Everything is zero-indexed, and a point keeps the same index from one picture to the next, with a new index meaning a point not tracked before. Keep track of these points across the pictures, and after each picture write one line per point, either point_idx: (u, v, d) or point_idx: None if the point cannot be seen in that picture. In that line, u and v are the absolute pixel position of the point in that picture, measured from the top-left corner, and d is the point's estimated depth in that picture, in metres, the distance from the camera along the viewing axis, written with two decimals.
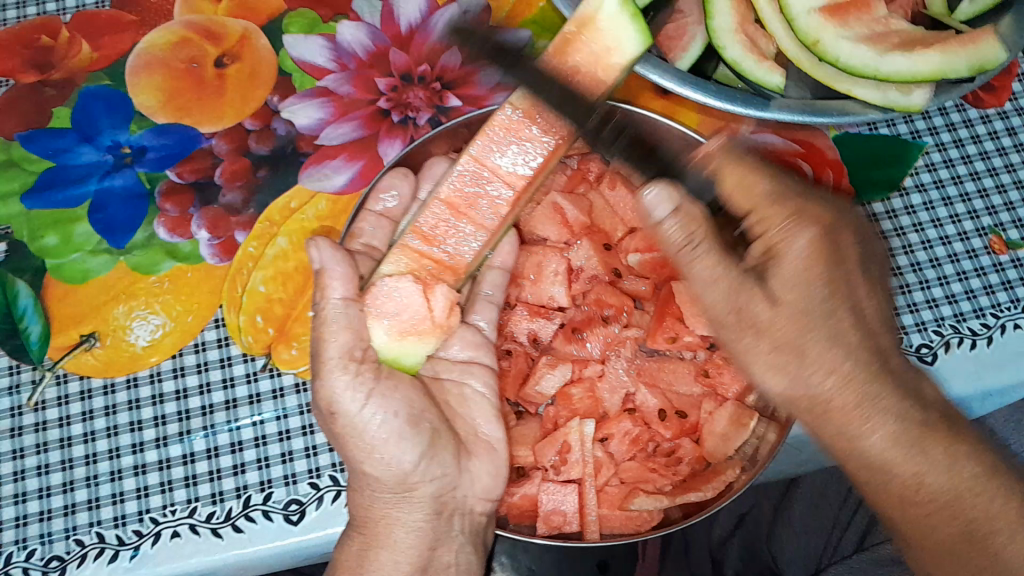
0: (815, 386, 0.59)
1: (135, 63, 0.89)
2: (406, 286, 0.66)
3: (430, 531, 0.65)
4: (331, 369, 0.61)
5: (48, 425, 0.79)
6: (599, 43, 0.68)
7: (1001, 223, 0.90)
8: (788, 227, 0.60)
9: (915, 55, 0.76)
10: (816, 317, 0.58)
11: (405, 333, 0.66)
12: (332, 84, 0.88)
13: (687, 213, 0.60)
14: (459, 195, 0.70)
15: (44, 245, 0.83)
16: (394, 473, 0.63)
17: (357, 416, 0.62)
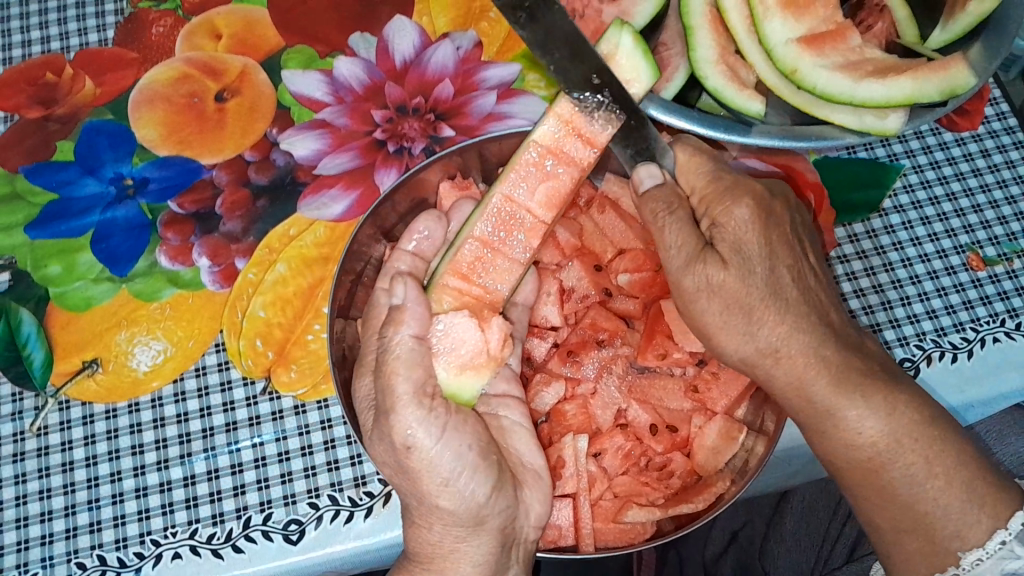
0: (762, 341, 0.65)
1: (138, 98, 0.92)
2: (464, 321, 0.65)
3: (495, 562, 0.64)
4: (403, 406, 0.60)
5: (50, 450, 0.80)
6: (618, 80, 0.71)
7: (978, 241, 0.93)
8: (727, 199, 0.67)
9: (889, 81, 0.79)
10: (757, 281, 0.64)
11: (465, 367, 0.64)
12: (329, 116, 0.91)
13: (661, 194, 0.67)
14: (493, 231, 0.70)
15: (47, 274, 0.85)
16: (468, 508, 0.61)
17: (432, 450, 0.60)
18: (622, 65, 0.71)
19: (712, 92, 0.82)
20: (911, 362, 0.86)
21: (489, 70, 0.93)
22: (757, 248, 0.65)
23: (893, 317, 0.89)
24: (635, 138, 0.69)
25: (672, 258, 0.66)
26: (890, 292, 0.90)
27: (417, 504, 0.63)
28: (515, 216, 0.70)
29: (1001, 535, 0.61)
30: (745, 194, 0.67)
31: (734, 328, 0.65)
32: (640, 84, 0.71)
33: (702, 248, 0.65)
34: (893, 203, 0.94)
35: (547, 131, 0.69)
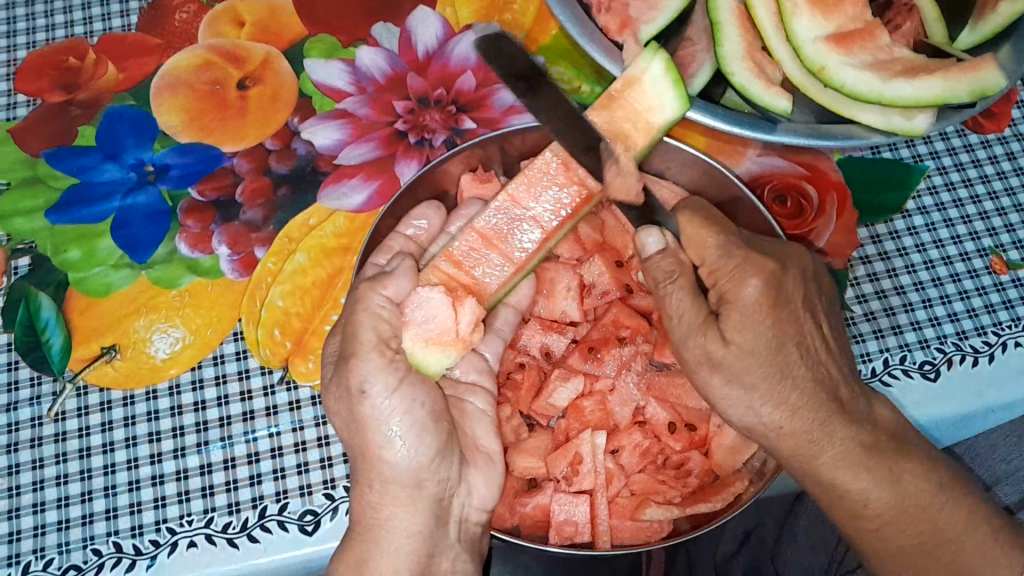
0: (764, 415, 0.64)
1: (159, 84, 0.92)
2: (438, 296, 0.65)
3: (428, 536, 0.65)
4: (365, 353, 0.62)
5: (67, 435, 0.80)
6: (643, 103, 0.71)
7: (1002, 245, 0.91)
8: (738, 274, 0.64)
9: (918, 80, 0.78)
10: (765, 356, 0.63)
11: (430, 341, 0.65)
12: (350, 107, 0.91)
13: (661, 262, 0.64)
14: (495, 227, 0.71)
15: (68, 259, 0.85)
16: (408, 471, 0.63)
17: (384, 401, 0.62)
18: (648, 93, 0.71)
19: (738, 88, 0.81)
20: (932, 365, 0.85)
21: None
22: (768, 321, 0.63)
23: (914, 319, 0.88)
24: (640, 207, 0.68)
25: (675, 327, 0.65)
26: (911, 294, 0.89)
27: (361, 463, 0.65)
28: (517, 215, 0.72)
29: None
30: (761, 270, 0.64)
31: (737, 401, 0.64)
32: (664, 113, 0.71)
33: (705, 318, 0.64)
34: (916, 205, 0.93)
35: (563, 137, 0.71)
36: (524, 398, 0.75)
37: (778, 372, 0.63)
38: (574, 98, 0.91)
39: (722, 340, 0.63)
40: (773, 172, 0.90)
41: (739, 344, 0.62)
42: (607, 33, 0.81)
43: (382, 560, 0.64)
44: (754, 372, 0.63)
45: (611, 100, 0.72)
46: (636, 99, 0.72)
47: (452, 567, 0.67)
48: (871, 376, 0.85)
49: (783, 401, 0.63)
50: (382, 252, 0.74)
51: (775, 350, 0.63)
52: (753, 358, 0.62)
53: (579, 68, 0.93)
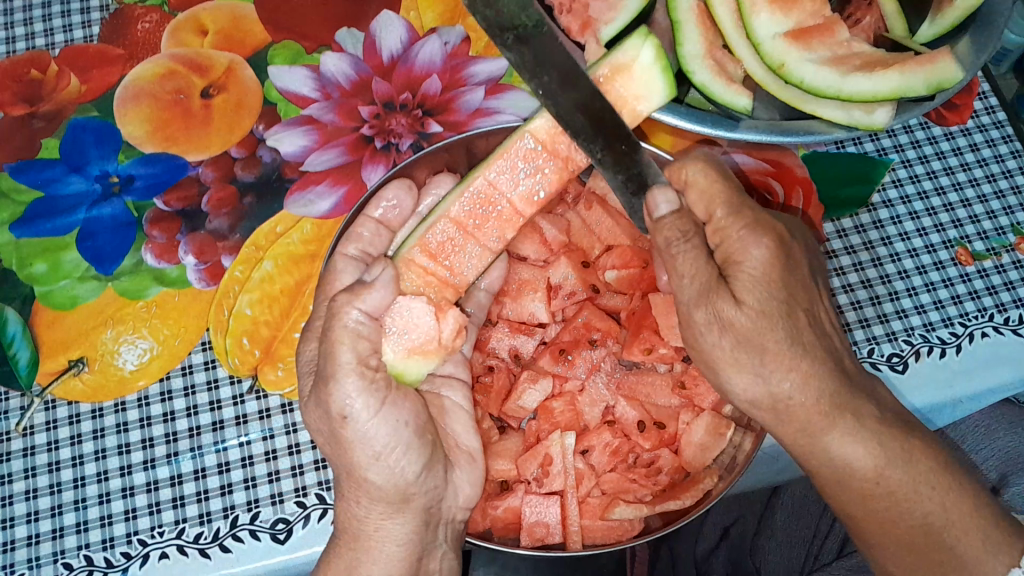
0: (775, 385, 0.64)
1: (123, 94, 0.91)
2: (419, 306, 0.66)
3: (417, 542, 0.66)
4: (344, 375, 0.60)
5: (36, 450, 0.79)
6: (629, 90, 0.72)
7: (967, 236, 0.93)
8: (747, 238, 0.64)
9: (876, 75, 0.79)
10: (775, 321, 0.62)
11: (412, 351, 0.64)
12: (316, 113, 0.90)
13: (674, 223, 0.65)
14: (468, 213, 0.71)
15: (33, 273, 0.84)
16: (393, 486, 0.63)
17: (367, 423, 0.61)
18: (636, 80, 0.72)
19: (699, 87, 0.81)
20: (900, 357, 0.86)
21: (478, 66, 0.92)
22: (774, 292, 0.63)
23: (881, 312, 0.89)
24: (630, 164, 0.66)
25: (684, 288, 0.64)
26: (878, 287, 0.90)
27: (345, 478, 0.64)
28: (494, 201, 0.71)
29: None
30: (761, 227, 0.65)
31: (744, 367, 0.64)
32: (648, 103, 0.72)
33: (717, 281, 0.63)
34: (881, 198, 0.94)
35: (544, 126, 0.70)
36: (494, 401, 0.76)
37: (788, 335, 0.63)
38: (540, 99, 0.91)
39: (735, 301, 0.62)
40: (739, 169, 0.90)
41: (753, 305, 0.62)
42: (567, 33, 0.82)
43: (373, 567, 0.65)
44: (771, 338, 0.63)
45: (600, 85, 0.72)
46: (623, 86, 0.72)
47: (440, 566, 0.68)
48: None
49: (795, 366, 0.63)
50: (352, 241, 0.74)
51: (783, 313, 0.63)
52: (765, 322, 0.62)
53: None
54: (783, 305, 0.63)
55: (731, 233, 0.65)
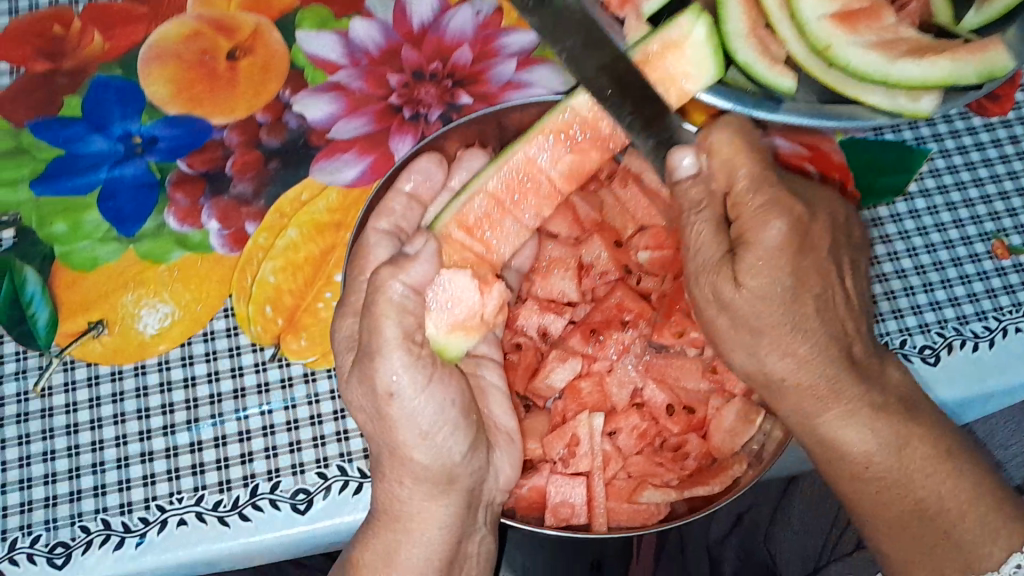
0: (769, 365, 0.64)
1: (147, 53, 0.89)
2: (463, 280, 0.65)
3: (458, 524, 0.65)
4: (391, 351, 0.59)
5: (54, 411, 0.78)
6: (679, 67, 0.72)
7: (1004, 229, 0.90)
8: (760, 216, 0.61)
9: (926, 60, 0.77)
10: (776, 302, 0.61)
11: (455, 326, 0.64)
12: (344, 80, 0.88)
13: (692, 189, 0.64)
14: (506, 187, 0.69)
15: (53, 232, 0.83)
16: (439, 467, 0.63)
17: (414, 400, 0.60)
18: (687, 58, 0.72)
19: (742, 65, 0.78)
20: (932, 349, 0.85)
21: (510, 37, 0.90)
22: (780, 277, 0.60)
23: (914, 304, 0.87)
24: (657, 128, 0.65)
25: (693, 259, 0.65)
26: (912, 278, 0.88)
27: (388, 457, 0.64)
28: (531, 178, 0.70)
29: (1015, 561, 0.58)
30: (773, 201, 0.61)
31: (741, 344, 0.64)
32: (696, 82, 0.72)
33: (722, 258, 0.62)
34: (918, 188, 0.92)
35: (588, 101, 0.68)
36: (519, 378, 0.74)
37: (794, 322, 0.62)
38: None
39: (734, 282, 0.61)
40: (775, 153, 0.85)
41: (753, 290, 0.60)
42: (606, 7, 0.78)
43: (414, 549, 0.64)
44: (767, 317, 0.61)
45: (649, 62, 0.71)
46: (671, 62, 0.72)
47: (478, 548, 0.69)
48: None
49: (791, 350, 0.62)
50: (383, 215, 0.72)
51: (792, 294, 0.61)
52: (765, 304, 0.61)
53: None
54: (794, 285, 0.61)
55: (748, 207, 0.62)
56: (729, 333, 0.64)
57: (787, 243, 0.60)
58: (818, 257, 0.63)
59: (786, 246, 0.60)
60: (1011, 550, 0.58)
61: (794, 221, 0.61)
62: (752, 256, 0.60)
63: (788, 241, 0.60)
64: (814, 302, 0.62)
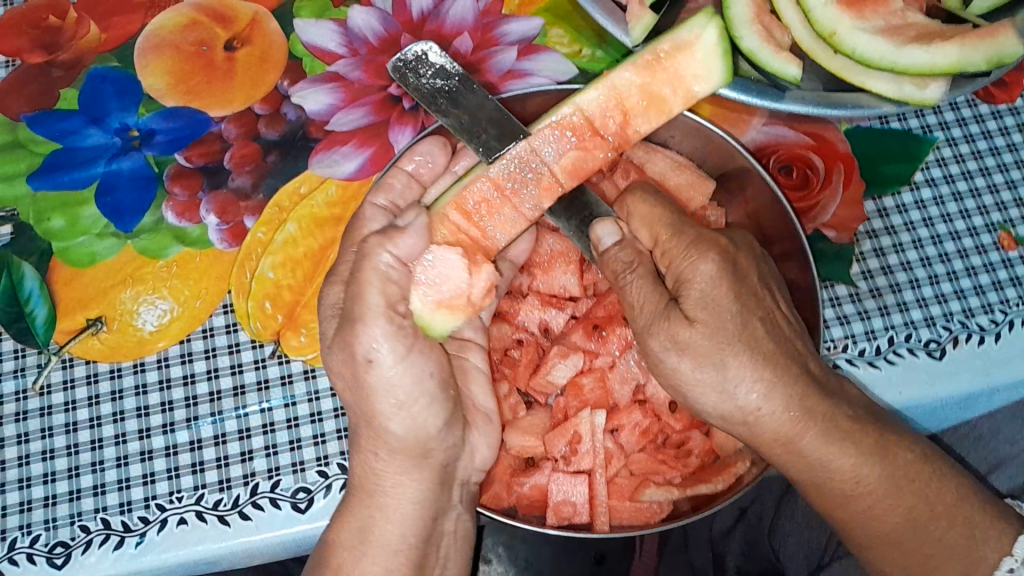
0: (742, 398, 0.61)
1: (143, 44, 0.87)
2: (453, 257, 0.65)
3: (433, 499, 0.66)
4: (372, 318, 0.60)
5: (53, 410, 0.78)
6: (688, 69, 0.68)
7: (1011, 219, 0.89)
8: (691, 254, 0.62)
9: (934, 47, 0.75)
10: (729, 332, 0.60)
11: (441, 304, 0.64)
12: (342, 70, 0.87)
13: (620, 253, 0.64)
14: (508, 175, 0.67)
15: (51, 228, 0.82)
16: (413, 439, 0.63)
17: (391, 370, 0.61)
18: (697, 60, 0.68)
19: (747, 53, 0.76)
20: (937, 343, 0.84)
21: (511, 25, 0.89)
22: (726, 305, 0.61)
23: (920, 296, 0.85)
24: (575, 208, 0.69)
25: (637, 318, 0.64)
26: (918, 270, 0.87)
27: (365, 427, 0.64)
28: (533, 165, 0.67)
29: (1008, 561, 0.61)
30: (692, 237, 0.63)
31: (709, 385, 0.61)
32: (705, 84, 0.68)
33: (667, 304, 0.62)
34: (925, 177, 0.90)
35: (595, 101, 0.68)
36: (522, 374, 0.74)
37: (746, 344, 0.60)
38: (575, 62, 0.88)
39: (686, 321, 0.60)
40: (778, 143, 0.87)
41: (705, 325, 0.60)
42: None
43: (388, 526, 0.64)
44: (729, 352, 0.60)
45: (657, 61, 0.69)
46: (683, 64, 0.68)
47: (454, 526, 0.68)
48: (875, 353, 0.83)
49: (759, 375, 0.61)
50: (381, 191, 0.71)
51: (736, 323, 0.60)
52: (720, 339, 0.60)
53: (579, 30, 0.89)
54: (739, 310, 0.61)
55: (677, 251, 0.63)
56: (692, 376, 0.62)
57: (721, 274, 0.61)
58: (756, 288, 0.63)
59: (720, 277, 0.61)
60: (1005, 553, 0.61)
61: (722, 252, 0.62)
62: (692, 294, 0.61)
63: (721, 272, 0.61)
64: (761, 322, 0.61)
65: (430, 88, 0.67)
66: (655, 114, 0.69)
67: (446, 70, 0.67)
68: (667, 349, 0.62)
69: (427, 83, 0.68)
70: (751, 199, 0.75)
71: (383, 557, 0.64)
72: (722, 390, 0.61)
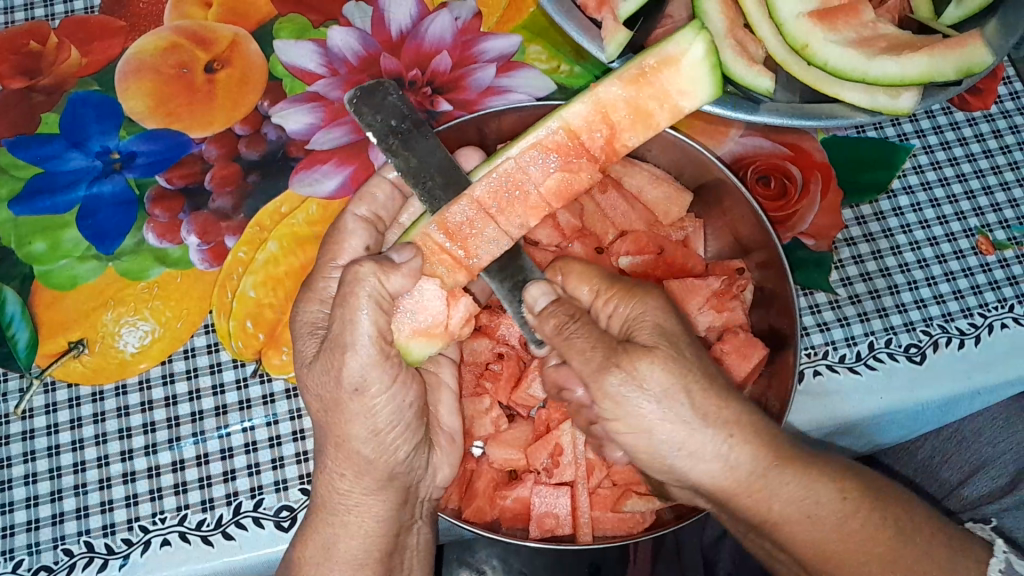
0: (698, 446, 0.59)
1: (124, 68, 0.88)
2: (431, 288, 0.66)
3: (395, 518, 0.66)
4: (362, 345, 0.60)
5: (35, 434, 0.78)
6: (675, 84, 0.69)
7: (988, 224, 0.90)
8: (635, 294, 0.64)
9: (903, 58, 0.76)
10: (690, 362, 0.60)
11: (417, 332, 0.65)
12: (322, 89, 0.88)
13: (560, 308, 0.62)
14: (492, 195, 0.66)
15: (32, 251, 0.82)
16: (385, 462, 0.64)
17: (375, 398, 0.61)
18: (682, 74, 0.69)
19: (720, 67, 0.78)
20: (917, 348, 0.84)
21: (489, 42, 0.89)
22: (679, 339, 0.61)
23: (900, 302, 0.86)
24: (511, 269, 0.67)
25: (584, 364, 0.60)
26: (897, 275, 0.88)
27: (331, 446, 0.64)
28: (522, 183, 0.68)
29: None
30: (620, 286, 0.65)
31: (671, 433, 0.59)
32: (693, 99, 0.69)
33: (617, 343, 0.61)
34: (901, 184, 0.91)
35: (580, 114, 0.68)
36: (503, 389, 0.74)
37: (707, 375, 0.60)
38: (553, 78, 0.89)
39: (646, 347, 0.60)
40: (755, 153, 0.88)
41: (665, 352, 0.60)
42: (585, 10, 0.78)
43: (352, 542, 0.65)
44: (694, 378, 0.60)
45: (642, 75, 0.69)
46: (668, 79, 0.69)
47: (417, 540, 0.69)
48: (855, 359, 0.84)
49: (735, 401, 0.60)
50: (363, 200, 0.72)
51: (684, 358, 0.60)
52: (682, 365, 0.60)
53: (557, 46, 0.90)
54: (693, 342, 0.62)
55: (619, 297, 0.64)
56: (656, 414, 0.59)
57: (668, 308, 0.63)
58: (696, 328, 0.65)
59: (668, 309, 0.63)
60: None
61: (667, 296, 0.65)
62: (644, 328, 0.62)
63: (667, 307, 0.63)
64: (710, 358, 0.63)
65: (381, 126, 0.64)
66: (642, 128, 0.70)
67: (403, 111, 0.63)
68: (627, 396, 0.58)
69: (381, 121, 0.63)
70: (729, 210, 0.76)
71: (351, 571, 0.65)
72: (681, 446, 0.59)
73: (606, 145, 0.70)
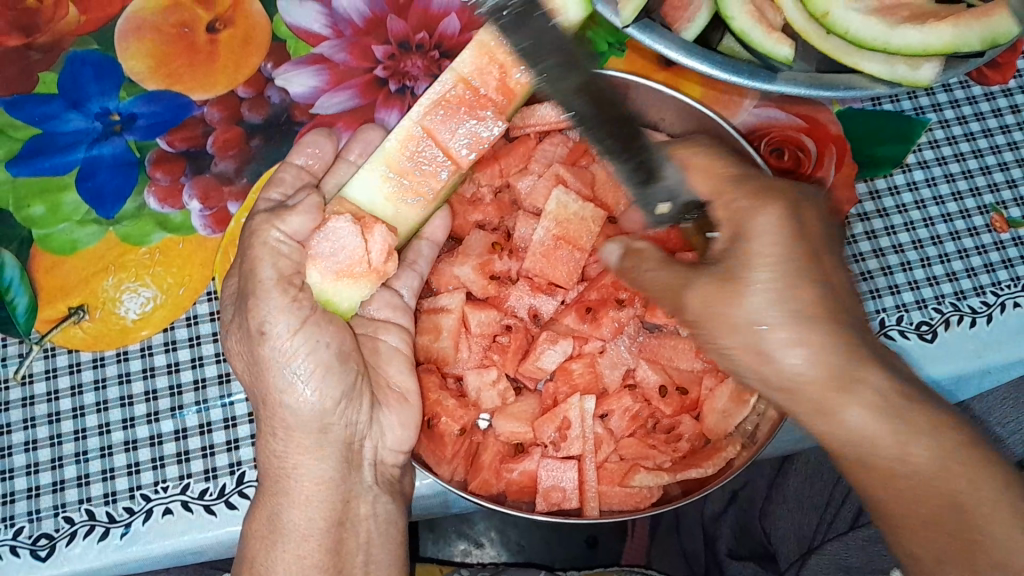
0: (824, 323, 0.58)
1: (123, 27, 0.85)
2: (345, 227, 0.63)
3: (341, 481, 0.63)
4: (266, 291, 0.58)
5: (35, 400, 0.77)
6: None
7: (1003, 201, 0.89)
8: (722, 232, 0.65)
9: (928, 28, 0.73)
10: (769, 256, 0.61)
11: (341, 274, 0.63)
12: (327, 52, 0.85)
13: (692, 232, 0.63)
14: (406, 153, 0.68)
15: (30, 215, 0.81)
16: (311, 415, 0.60)
17: (286, 343, 0.58)
18: None
19: (737, 33, 0.77)
20: (928, 326, 0.83)
21: None
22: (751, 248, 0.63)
23: (912, 279, 0.85)
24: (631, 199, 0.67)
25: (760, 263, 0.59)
26: (910, 252, 0.86)
27: (262, 409, 0.62)
28: (428, 150, 0.69)
29: None
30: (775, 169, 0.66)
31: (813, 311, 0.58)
32: (566, 14, 0.72)
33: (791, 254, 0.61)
34: (917, 159, 0.90)
35: (468, 61, 0.70)
36: (511, 359, 0.74)
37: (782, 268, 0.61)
38: None
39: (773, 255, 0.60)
40: (769, 125, 0.86)
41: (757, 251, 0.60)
42: None
43: (293, 511, 0.61)
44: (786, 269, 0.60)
45: None
46: None
47: (372, 510, 0.65)
48: None
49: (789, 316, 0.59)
50: (273, 186, 0.70)
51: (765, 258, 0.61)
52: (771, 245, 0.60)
53: None
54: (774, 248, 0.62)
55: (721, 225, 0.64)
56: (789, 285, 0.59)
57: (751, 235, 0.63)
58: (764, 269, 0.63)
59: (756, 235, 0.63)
60: None
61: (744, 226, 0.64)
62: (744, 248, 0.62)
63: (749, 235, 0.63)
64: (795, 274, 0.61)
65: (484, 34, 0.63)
66: None
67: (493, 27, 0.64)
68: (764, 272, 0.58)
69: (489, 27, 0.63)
70: None
71: (294, 543, 0.61)
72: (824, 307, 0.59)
73: (501, 84, 0.69)
